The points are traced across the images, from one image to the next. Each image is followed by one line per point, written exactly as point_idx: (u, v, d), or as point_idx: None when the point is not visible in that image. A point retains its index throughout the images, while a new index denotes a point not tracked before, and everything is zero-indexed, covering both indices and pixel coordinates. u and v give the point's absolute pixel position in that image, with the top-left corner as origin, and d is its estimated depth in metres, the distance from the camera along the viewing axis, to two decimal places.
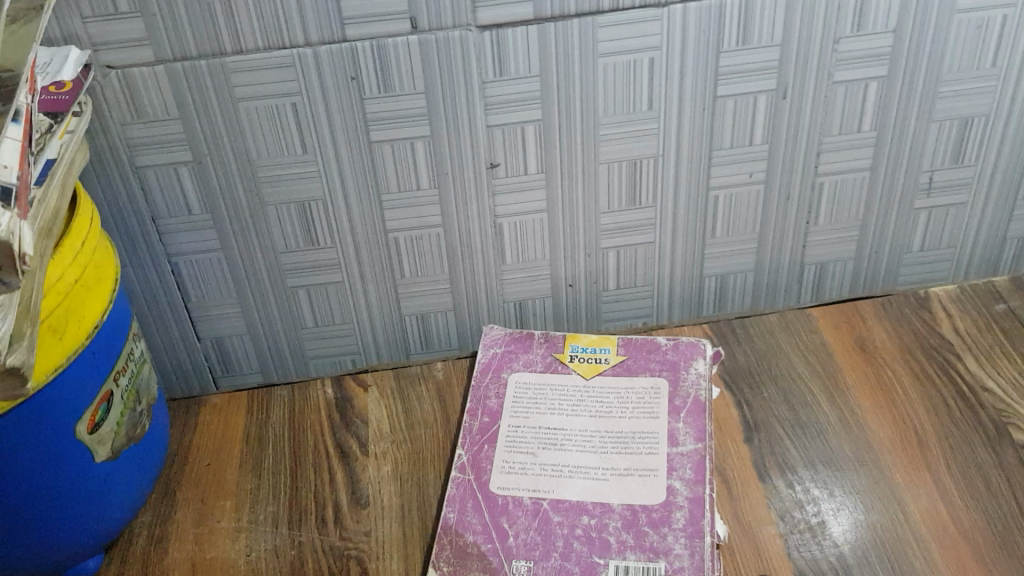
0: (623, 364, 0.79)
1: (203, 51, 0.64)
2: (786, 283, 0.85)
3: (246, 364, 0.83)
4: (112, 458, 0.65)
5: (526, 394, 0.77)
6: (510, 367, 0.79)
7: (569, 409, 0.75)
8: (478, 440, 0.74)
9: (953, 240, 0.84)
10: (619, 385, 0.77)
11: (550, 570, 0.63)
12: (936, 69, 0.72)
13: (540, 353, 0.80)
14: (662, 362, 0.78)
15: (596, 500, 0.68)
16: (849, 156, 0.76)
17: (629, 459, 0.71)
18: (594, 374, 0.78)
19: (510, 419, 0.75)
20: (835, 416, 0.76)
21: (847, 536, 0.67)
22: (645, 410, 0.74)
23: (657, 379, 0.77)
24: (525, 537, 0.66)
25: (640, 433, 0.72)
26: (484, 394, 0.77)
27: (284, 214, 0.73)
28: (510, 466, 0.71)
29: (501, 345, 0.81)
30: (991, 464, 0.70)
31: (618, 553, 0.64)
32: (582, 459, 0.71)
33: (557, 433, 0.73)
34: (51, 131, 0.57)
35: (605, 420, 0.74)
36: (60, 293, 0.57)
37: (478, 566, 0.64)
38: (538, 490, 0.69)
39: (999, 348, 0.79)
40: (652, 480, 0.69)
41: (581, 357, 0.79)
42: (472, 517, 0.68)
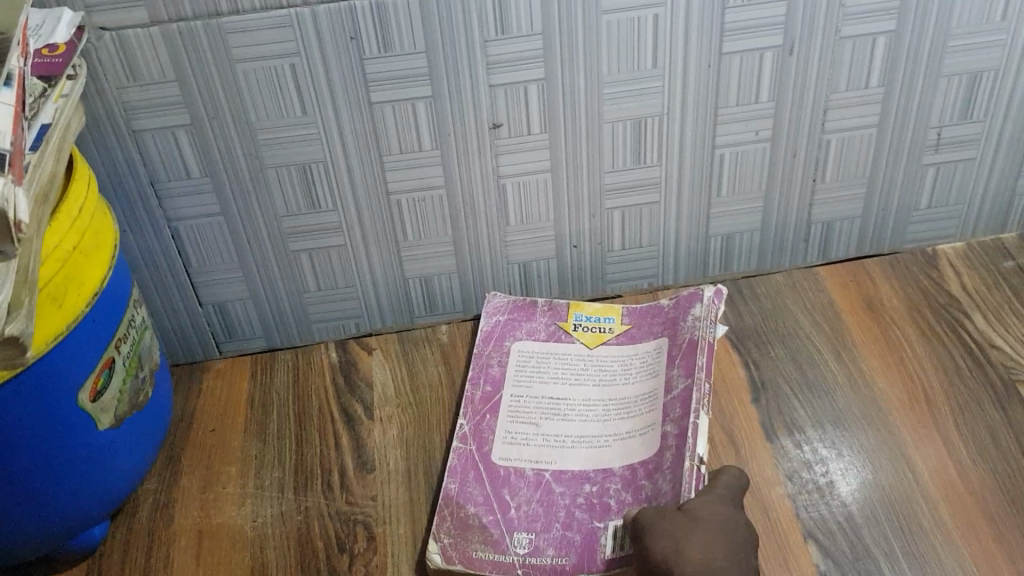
0: (626, 332, 0.78)
1: (199, 12, 0.63)
2: (792, 242, 0.84)
3: (249, 329, 0.83)
4: (115, 425, 0.65)
5: (529, 363, 0.76)
6: (512, 335, 0.79)
7: (572, 378, 0.75)
8: (481, 410, 0.73)
9: (961, 196, 0.82)
10: (622, 352, 0.76)
11: (552, 541, 0.63)
12: (946, 22, 0.70)
13: (543, 322, 0.79)
14: (663, 323, 0.77)
15: (598, 468, 0.68)
16: (856, 113, 0.75)
17: (632, 425, 0.71)
18: (598, 343, 0.77)
19: (513, 388, 0.75)
20: (842, 375, 0.76)
21: (854, 496, 0.67)
22: (648, 372, 0.74)
23: (659, 339, 0.76)
24: (526, 509, 0.66)
25: (643, 396, 0.72)
26: (486, 363, 0.77)
27: (285, 177, 0.72)
28: (513, 436, 0.71)
29: (505, 313, 0.80)
30: (999, 421, 0.70)
31: (616, 512, 0.65)
32: (585, 428, 0.71)
33: (560, 403, 0.73)
34: (44, 95, 0.56)
35: (608, 388, 0.74)
36: (58, 260, 0.56)
37: (478, 539, 0.64)
38: (540, 461, 0.69)
39: (1006, 305, 0.79)
40: (652, 441, 0.69)
41: (585, 327, 0.78)
42: (474, 489, 0.68)
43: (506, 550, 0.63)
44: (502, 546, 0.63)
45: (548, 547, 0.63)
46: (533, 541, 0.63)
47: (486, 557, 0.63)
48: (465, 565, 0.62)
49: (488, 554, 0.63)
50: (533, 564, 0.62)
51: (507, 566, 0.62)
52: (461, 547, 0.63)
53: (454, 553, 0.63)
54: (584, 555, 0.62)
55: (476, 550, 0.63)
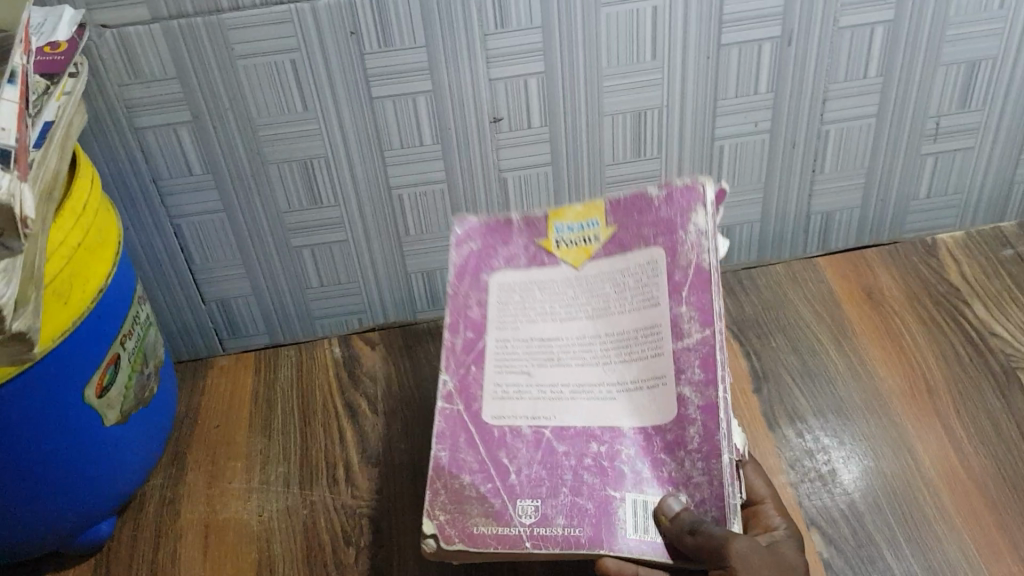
0: (615, 238, 0.60)
1: (199, 9, 0.63)
2: (792, 234, 0.84)
3: (252, 325, 0.83)
4: (120, 421, 0.65)
5: (513, 297, 0.61)
6: (489, 266, 0.62)
7: (564, 311, 0.59)
8: (465, 360, 0.59)
9: (960, 185, 0.83)
10: (613, 271, 0.59)
11: (561, 508, 0.53)
12: (943, 12, 0.70)
13: (522, 242, 0.62)
14: (655, 224, 0.59)
15: (606, 426, 0.55)
16: (855, 103, 0.75)
17: (639, 367, 0.56)
18: (586, 261, 0.60)
19: (497, 332, 0.60)
20: (843, 364, 0.76)
21: (857, 484, 0.67)
22: (646, 298, 0.57)
23: (652, 249, 0.58)
24: (529, 471, 0.55)
25: (646, 332, 0.56)
26: (464, 305, 0.61)
27: (286, 173, 0.73)
28: (505, 393, 0.58)
29: (478, 240, 0.63)
30: (1000, 408, 0.71)
31: (635, 486, 0.53)
32: (584, 375, 0.57)
33: (554, 345, 0.59)
34: (47, 92, 0.57)
35: (605, 321, 0.58)
36: (63, 257, 0.56)
37: (478, 512, 0.53)
38: (538, 418, 0.56)
39: (1006, 293, 0.79)
40: (663, 394, 0.55)
41: (568, 241, 0.61)
42: (467, 454, 0.56)
43: (509, 520, 0.53)
44: (507, 518, 0.53)
45: (557, 515, 0.53)
46: (541, 509, 0.53)
47: (489, 531, 0.53)
48: (466, 543, 0.52)
49: (491, 527, 0.53)
50: (542, 536, 0.52)
51: (513, 542, 0.52)
52: (460, 523, 0.53)
53: (452, 530, 0.53)
54: (602, 526, 0.52)
55: (477, 524, 0.53)
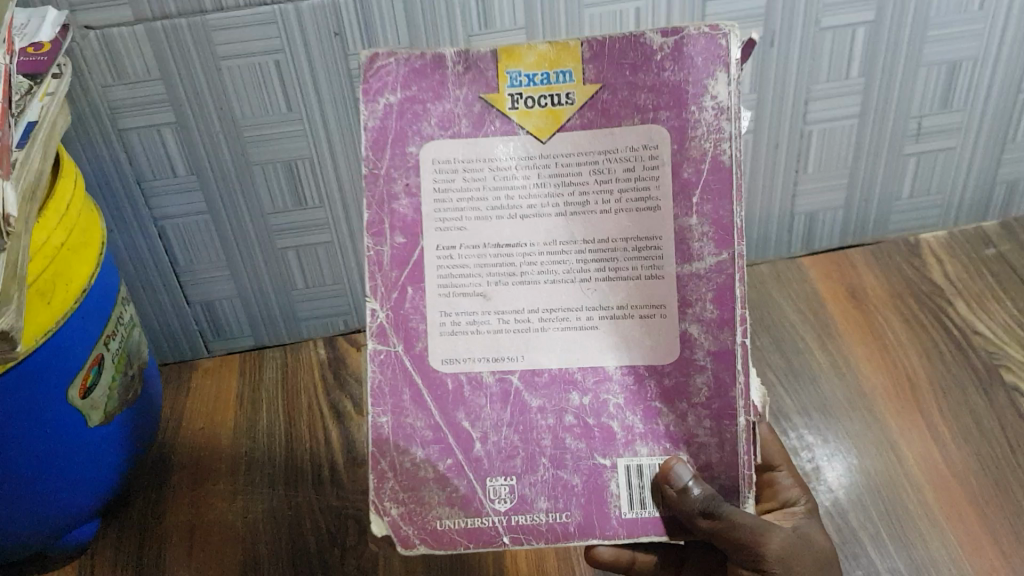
0: (596, 100, 0.44)
1: (183, 9, 0.63)
2: (777, 234, 0.85)
3: (236, 325, 0.83)
4: (105, 422, 0.65)
5: (454, 181, 0.44)
6: (417, 133, 0.44)
7: (526, 204, 0.44)
8: (398, 281, 0.45)
9: (943, 185, 0.83)
10: (594, 153, 0.44)
11: (543, 488, 0.46)
12: (924, 13, 0.71)
13: (459, 96, 0.44)
14: (655, 89, 0.43)
15: (586, 366, 0.45)
16: (838, 104, 0.75)
17: (629, 288, 0.44)
18: (552, 130, 0.44)
19: (437, 231, 0.45)
20: (826, 361, 0.76)
21: (841, 481, 0.68)
22: (640, 197, 0.44)
23: (651, 125, 0.43)
24: (497, 439, 0.46)
25: (642, 245, 0.44)
26: (389, 193, 0.45)
27: (271, 175, 0.73)
28: (455, 325, 0.45)
29: (400, 90, 0.44)
30: (983, 405, 0.71)
31: (627, 448, 0.46)
32: (558, 297, 0.45)
33: (514, 253, 0.44)
34: (31, 93, 0.57)
35: (583, 221, 0.44)
36: (47, 256, 0.56)
37: (440, 500, 0.46)
38: (502, 358, 0.45)
39: (989, 291, 0.80)
40: (663, 325, 0.45)
41: (527, 98, 0.44)
42: (414, 417, 0.46)
43: (482, 509, 0.46)
44: (477, 506, 0.46)
45: (538, 497, 0.46)
46: (517, 490, 0.46)
47: (456, 526, 0.46)
48: (430, 544, 0.46)
49: (458, 521, 0.46)
50: (521, 527, 0.46)
51: (489, 538, 0.46)
52: (419, 518, 0.46)
53: (411, 531, 0.46)
54: (592, 509, 0.46)
55: (440, 517, 0.46)
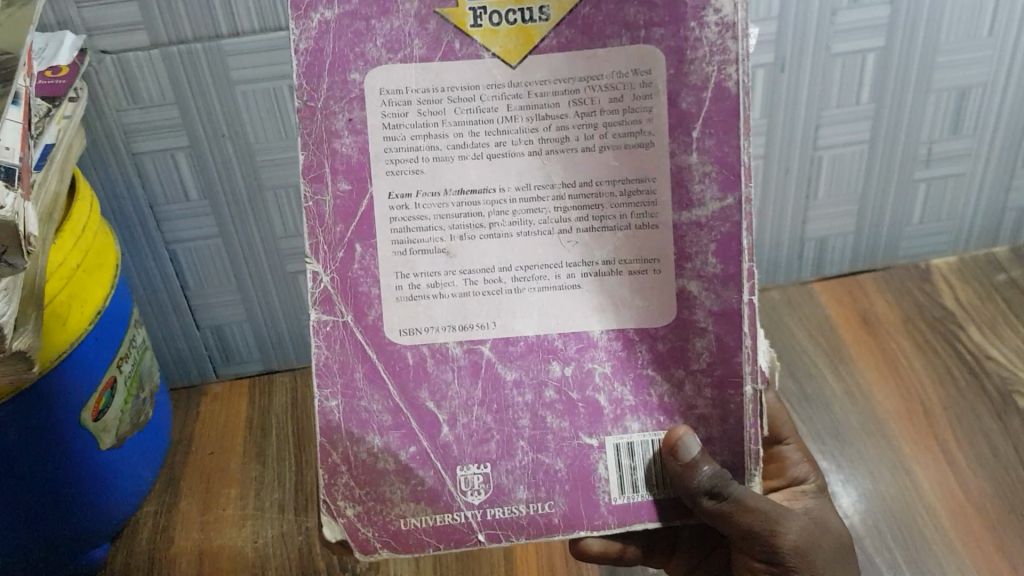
0: (576, 16, 0.40)
1: (199, 34, 0.63)
2: (787, 258, 0.84)
3: (246, 351, 0.83)
4: (116, 445, 0.64)
5: (408, 115, 0.40)
6: (361, 56, 0.40)
7: (494, 141, 0.40)
8: (344, 237, 0.41)
9: (953, 210, 0.83)
10: (573, 79, 0.40)
11: (520, 475, 0.44)
12: (934, 40, 0.71)
13: (410, 10, 0.40)
14: (647, 2, 0.40)
15: (568, 332, 0.42)
16: (848, 130, 0.76)
17: (618, 242, 0.42)
18: (522, 50, 0.40)
19: (390, 175, 0.41)
20: (841, 387, 0.76)
21: (856, 506, 0.67)
22: (629, 132, 0.40)
23: (641, 45, 0.40)
24: (468, 420, 0.43)
25: (632, 189, 0.41)
26: (331, 131, 0.41)
27: (284, 200, 0.73)
28: (414, 287, 0.42)
29: (339, 5, 0.40)
30: (998, 431, 0.71)
31: (616, 425, 0.43)
32: (532, 253, 0.41)
33: (482, 201, 0.41)
34: (49, 115, 0.57)
35: (561, 160, 0.41)
36: (62, 278, 0.57)
37: (403, 495, 0.44)
38: (469, 326, 0.42)
39: (1002, 317, 0.80)
40: (656, 282, 0.42)
41: (492, 13, 0.40)
42: (369, 399, 0.43)
43: (453, 503, 0.44)
44: (446, 500, 0.44)
45: (517, 484, 0.44)
46: (491, 479, 0.44)
47: (422, 524, 0.44)
48: (393, 546, 0.44)
49: (424, 519, 0.44)
50: (497, 522, 0.44)
51: (461, 537, 0.44)
52: (378, 519, 0.44)
53: (370, 534, 0.44)
54: (577, 497, 0.44)
55: (404, 516, 0.44)
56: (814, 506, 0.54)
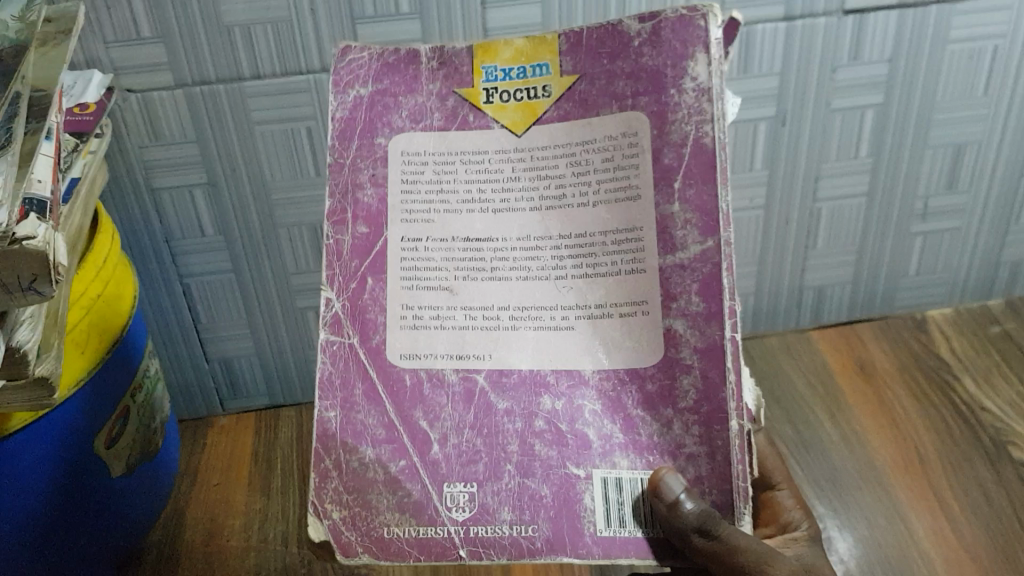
0: (574, 92, 0.45)
1: (222, 76, 0.66)
2: (785, 306, 0.86)
3: (252, 385, 0.84)
4: (127, 473, 0.66)
5: (424, 173, 0.46)
6: (387, 125, 0.46)
7: (500, 197, 0.45)
8: (357, 270, 0.46)
9: (949, 263, 0.85)
10: (571, 145, 0.45)
11: (507, 498, 0.44)
12: (931, 99, 0.74)
13: (432, 90, 0.46)
14: (634, 76, 0.44)
15: (559, 369, 0.44)
16: (848, 182, 0.78)
17: (609, 286, 0.44)
18: (528, 122, 0.45)
19: (404, 223, 0.46)
20: (837, 433, 0.78)
21: (852, 553, 0.68)
22: (619, 187, 0.44)
23: (628, 112, 0.44)
24: (458, 441, 0.45)
25: (622, 239, 0.44)
26: (354, 182, 0.46)
27: (296, 236, 0.75)
28: (417, 318, 0.45)
29: (372, 83, 0.47)
30: (992, 481, 0.72)
31: (604, 459, 0.44)
32: (528, 294, 0.45)
33: (485, 248, 0.45)
34: (76, 150, 0.59)
35: (560, 214, 0.44)
36: (83, 308, 0.59)
37: (389, 505, 0.45)
38: (467, 357, 0.45)
39: (995, 368, 0.81)
40: (645, 323, 0.43)
41: (502, 92, 0.45)
42: (365, 414, 0.46)
43: (438, 517, 0.45)
44: (430, 515, 0.45)
45: (501, 506, 0.44)
46: (477, 498, 0.45)
47: (404, 534, 0.45)
48: (375, 552, 0.45)
49: (406, 530, 0.45)
50: (482, 540, 0.44)
51: (443, 550, 0.44)
52: (362, 524, 0.45)
53: (352, 538, 0.45)
54: (562, 522, 0.44)
55: (388, 524, 0.45)
56: (803, 552, 0.54)
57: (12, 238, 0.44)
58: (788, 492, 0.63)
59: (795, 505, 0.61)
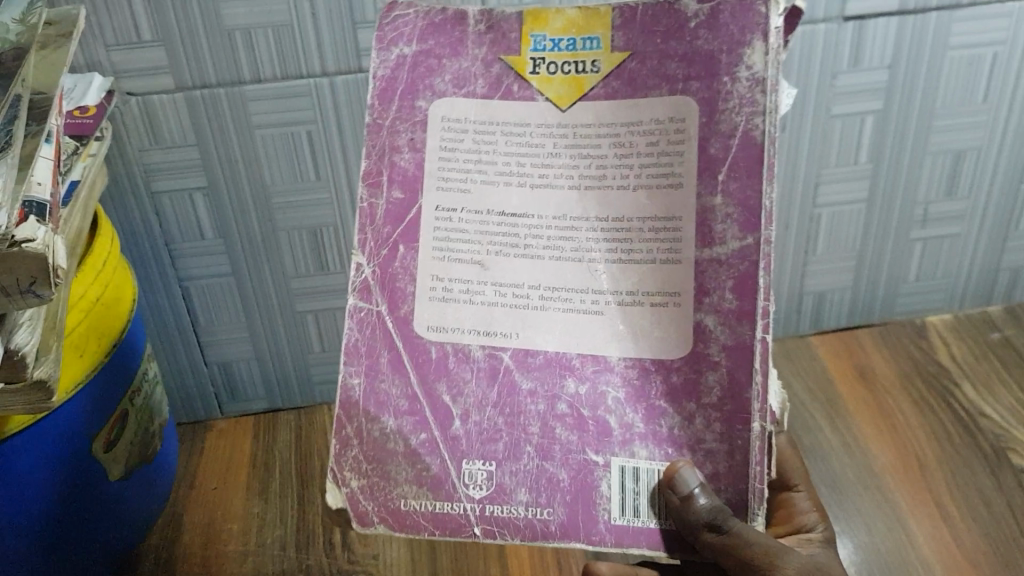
0: (623, 69, 0.44)
1: (223, 79, 0.66)
2: (787, 310, 0.86)
3: (252, 389, 0.84)
4: (124, 478, 0.65)
5: (463, 141, 0.45)
6: (428, 88, 0.46)
7: (538, 173, 0.44)
8: (389, 237, 0.45)
9: (948, 269, 0.85)
10: (617, 124, 0.44)
11: (523, 480, 0.44)
12: (928, 108, 0.74)
13: (478, 54, 0.45)
14: (687, 58, 0.43)
15: (587, 353, 0.44)
16: (846, 189, 0.78)
17: (643, 274, 0.43)
18: (573, 96, 0.44)
19: (439, 191, 0.45)
20: (837, 439, 0.78)
21: (851, 558, 0.68)
22: (662, 172, 0.43)
23: (678, 97, 0.43)
24: (480, 419, 0.45)
25: (660, 227, 0.43)
26: (393, 146, 0.46)
27: (296, 241, 0.75)
28: (447, 291, 0.45)
29: (416, 43, 0.46)
30: (992, 487, 0.72)
31: (623, 448, 0.44)
32: (562, 275, 0.44)
33: (520, 224, 0.44)
34: (76, 153, 0.59)
35: (597, 197, 0.44)
36: (82, 310, 0.59)
37: (407, 478, 0.45)
38: (494, 334, 0.44)
39: (996, 374, 0.81)
40: (675, 314, 0.43)
41: (550, 63, 0.44)
42: (390, 384, 0.45)
43: (454, 495, 0.45)
44: (448, 490, 0.45)
45: (518, 487, 0.44)
46: (495, 478, 0.45)
47: (421, 508, 0.45)
48: (390, 524, 0.45)
49: (423, 504, 0.45)
50: (495, 523, 0.44)
51: (457, 527, 0.45)
52: (379, 495, 0.45)
53: (369, 507, 0.45)
54: (577, 508, 0.44)
55: (405, 497, 0.45)
56: (814, 553, 0.54)
57: (11, 240, 0.44)
58: (807, 494, 0.63)
59: (812, 507, 0.61)
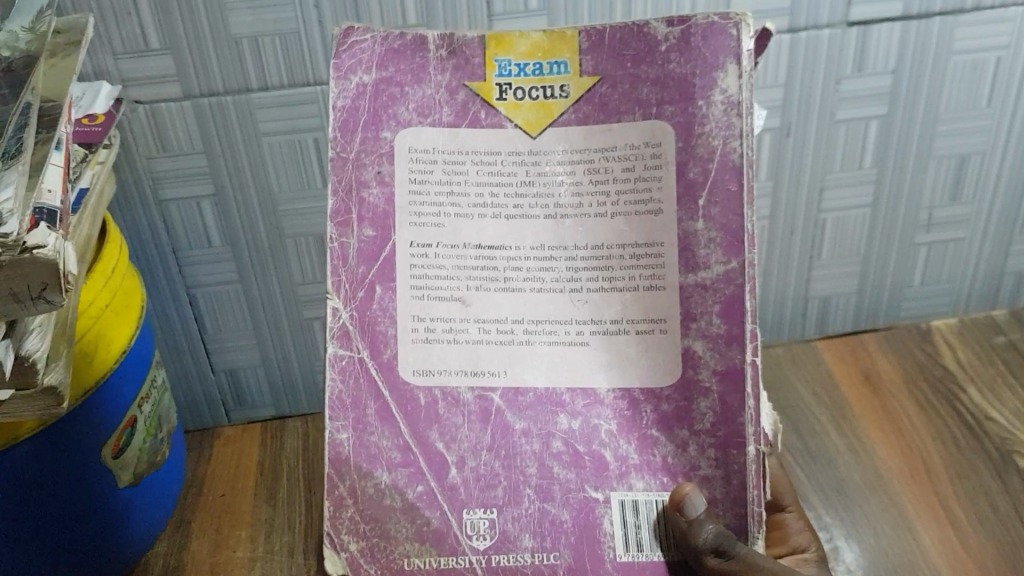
0: (594, 94, 0.47)
1: (230, 86, 0.66)
2: (790, 317, 0.86)
3: (258, 396, 0.84)
4: (134, 483, 0.66)
5: (433, 173, 0.47)
6: (393, 117, 0.47)
7: (513, 203, 0.47)
8: (365, 279, 0.47)
9: (953, 273, 0.85)
10: (590, 151, 0.47)
11: (527, 523, 0.47)
12: (934, 112, 0.74)
13: (441, 81, 0.47)
14: (659, 83, 0.46)
15: (575, 388, 0.47)
16: (851, 193, 0.78)
17: (626, 303, 0.47)
18: (544, 122, 0.47)
19: (413, 226, 0.47)
20: (843, 443, 0.78)
21: (858, 562, 0.68)
22: (640, 199, 0.46)
23: (653, 121, 0.46)
24: (476, 464, 0.47)
25: (641, 254, 0.46)
26: (360, 180, 0.47)
27: (303, 249, 0.75)
28: (430, 332, 0.47)
29: (374, 70, 0.47)
30: (998, 490, 0.72)
31: (621, 482, 0.47)
32: (543, 306, 0.47)
33: (498, 256, 0.47)
34: (85, 161, 0.59)
35: (577, 223, 0.47)
36: (91, 318, 0.59)
37: (409, 534, 0.47)
38: (481, 372, 0.47)
39: (1000, 377, 0.81)
40: (661, 341, 0.47)
41: (517, 88, 0.47)
42: (379, 436, 0.48)
43: (459, 548, 0.47)
44: (451, 543, 0.47)
45: (523, 532, 0.47)
46: (497, 525, 0.47)
47: (424, 565, 0.47)
48: None
49: (427, 560, 0.47)
50: (505, 568, 0.47)
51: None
52: (381, 555, 0.47)
53: (372, 570, 0.47)
54: (583, 549, 0.47)
55: (408, 555, 0.47)
56: None
57: (22, 247, 0.44)
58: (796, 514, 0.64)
59: (805, 527, 0.63)
